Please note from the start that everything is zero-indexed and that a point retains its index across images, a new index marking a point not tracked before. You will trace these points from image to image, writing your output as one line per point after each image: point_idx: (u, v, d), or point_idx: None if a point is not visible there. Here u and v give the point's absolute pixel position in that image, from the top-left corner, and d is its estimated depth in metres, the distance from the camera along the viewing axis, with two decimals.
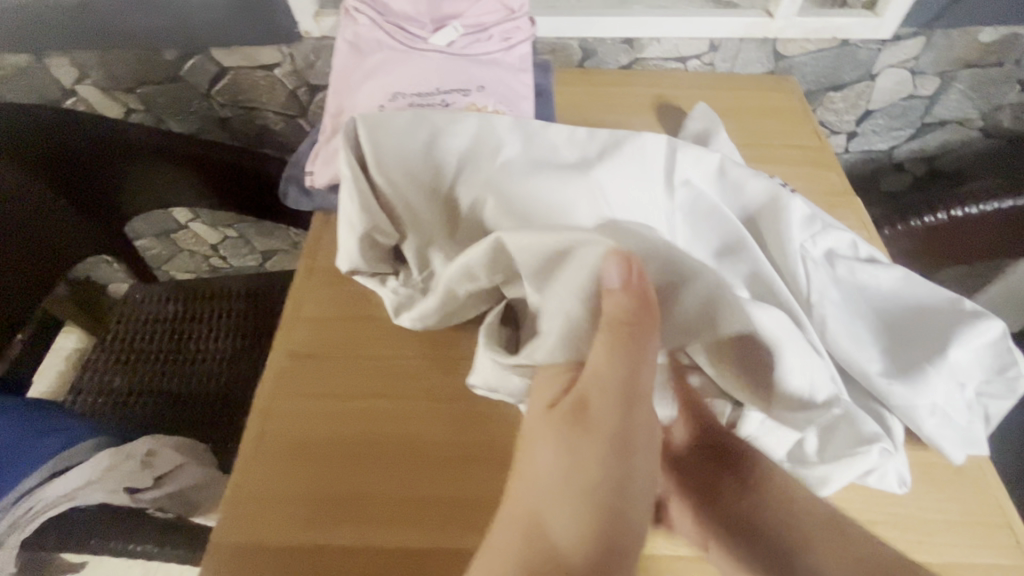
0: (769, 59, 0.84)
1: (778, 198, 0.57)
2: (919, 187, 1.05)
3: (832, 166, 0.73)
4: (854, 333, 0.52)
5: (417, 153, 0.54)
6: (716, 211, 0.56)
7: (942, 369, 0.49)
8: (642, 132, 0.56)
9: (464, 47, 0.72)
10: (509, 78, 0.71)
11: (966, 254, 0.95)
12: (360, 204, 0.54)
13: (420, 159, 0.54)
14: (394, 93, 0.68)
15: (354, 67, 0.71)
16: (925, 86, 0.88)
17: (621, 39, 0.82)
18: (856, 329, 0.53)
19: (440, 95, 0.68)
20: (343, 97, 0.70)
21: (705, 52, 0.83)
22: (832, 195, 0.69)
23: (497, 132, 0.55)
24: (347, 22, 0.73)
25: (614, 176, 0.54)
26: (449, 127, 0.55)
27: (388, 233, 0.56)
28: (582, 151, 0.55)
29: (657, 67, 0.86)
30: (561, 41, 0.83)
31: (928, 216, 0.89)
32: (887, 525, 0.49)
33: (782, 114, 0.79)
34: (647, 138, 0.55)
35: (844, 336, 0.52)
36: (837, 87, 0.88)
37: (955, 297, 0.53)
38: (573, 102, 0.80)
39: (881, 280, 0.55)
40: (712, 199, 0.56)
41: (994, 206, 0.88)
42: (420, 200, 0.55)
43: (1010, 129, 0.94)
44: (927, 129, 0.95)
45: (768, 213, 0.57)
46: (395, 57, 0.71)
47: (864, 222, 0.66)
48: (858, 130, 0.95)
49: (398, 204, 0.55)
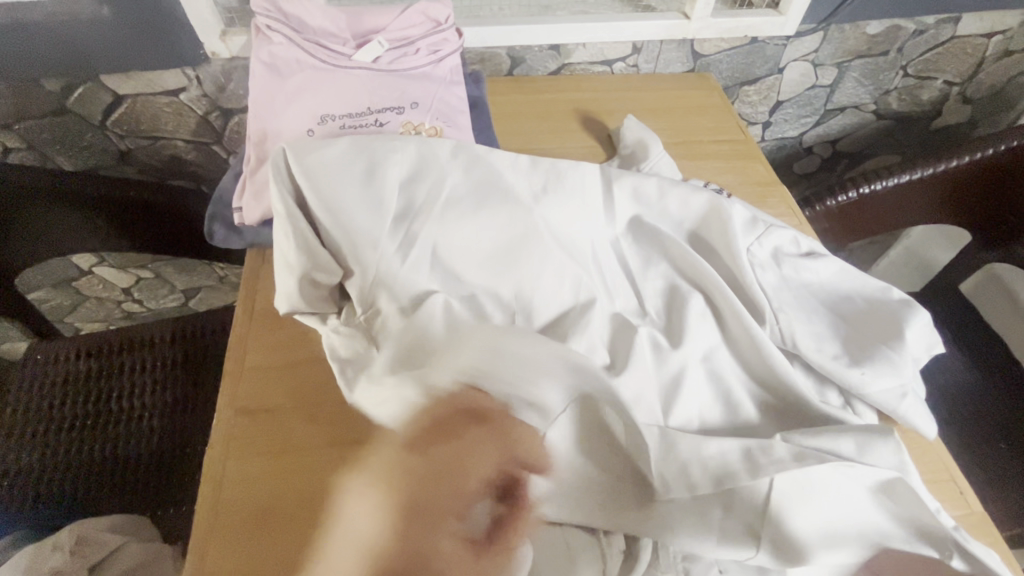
0: (688, 59, 0.87)
1: (718, 206, 0.59)
2: (827, 167, 1.14)
3: (758, 157, 0.77)
4: (814, 329, 0.57)
5: (359, 190, 0.51)
6: (656, 232, 0.59)
7: (897, 354, 0.54)
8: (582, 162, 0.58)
9: (391, 62, 0.69)
10: (442, 92, 0.69)
11: (878, 228, 1.04)
12: (300, 245, 0.50)
13: (363, 195, 0.51)
14: (322, 116, 0.65)
15: (274, 89, 0.66)
16: (826, 76, 0.95)
17: (548, 45, 0.82)
18: (815, 325, 0.57)
19: (372, 116, 0.66)
20: (265, 121, 0.66)
21: (629, 54, 0.85)
22: (761, 186, 0.73)
23: (441, 165, 0.54)
24: (260, 41, 0.68)
25: (564, 209, 0.56)
26: (389, 159, 0.52)
27: (330, 272, 0.51)
28: (528, 181, 0.55)
29: (585, 71, 0.87)
30: (488, 50, 0.82)
31: (840, 195, 0.97)
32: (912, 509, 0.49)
33: (707, 110, 0.83)
34: (587, 168, 0.58)
35: (806, 333, 0.56)
36: (751, 81, 0.93)
37: (885, 287, 0.60)
38: (508, 112, 0.79)
39: (822, 274, 0.61)
40: (653, 222, 0.59)
41: (898, 179, 0.96)
42: (363, 235, 0.50)
43: (897, 110, 1.04)
44: (830, 115, 1.03)
45: (712, 221, 0.60)
46: (318, 77, 0.67)
47: (793, 209, 0.71)
48: (771, 120, 1.02)
49: (340, 241, 0.50)
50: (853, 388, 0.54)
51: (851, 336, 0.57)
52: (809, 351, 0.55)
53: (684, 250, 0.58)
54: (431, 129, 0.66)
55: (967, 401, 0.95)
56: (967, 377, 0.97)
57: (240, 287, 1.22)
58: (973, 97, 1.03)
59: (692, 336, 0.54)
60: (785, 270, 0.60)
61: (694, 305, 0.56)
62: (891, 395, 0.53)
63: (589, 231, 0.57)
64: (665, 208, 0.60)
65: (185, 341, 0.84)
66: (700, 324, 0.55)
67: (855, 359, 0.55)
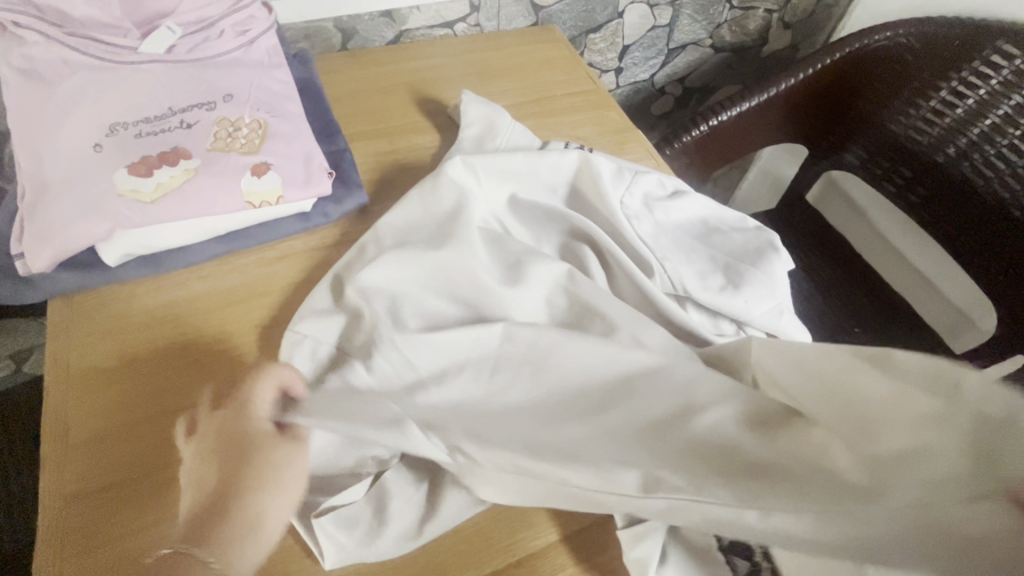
0: (529, 12, 0.85)
1: (587, 161, 0.60)
2: (682, 104, 1.19)
3: (613, 105, 0.77)
4: (697, 268, 0.58)
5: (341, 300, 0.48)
6: (541, 209, 0.59)
7: (765, 274, 0.58)
8: (452, 161, 0.56)
9: (190, 50, 0.59)
10: (261, 77, 0.60)
11: (735, 155, 1.11)
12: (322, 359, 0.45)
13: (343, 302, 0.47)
14: (110, 125, 0.53)
15: (38, 100, 0.53)
16: (663, 16, 0.98)
17: (378, 13, 0.76)
18: (698, 264, 0.58)
19: (176, 117, 0.54)
20: (33, 140, 0.52)
21: (468, 13, 0.81)
22: (620, 133, 0.74)
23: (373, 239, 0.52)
24: (6, 43, 0.55)
25: (436, 207, 0.54)
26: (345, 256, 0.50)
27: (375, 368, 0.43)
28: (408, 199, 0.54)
29: (425, 37, 0.81)
30: (312, 24, 0.73)
31: (693, 130, 1.02)
32: None
33: (557, 63, 0.81)
34: (459, 165, 0.56)
35: (691, 275, 0.57)
36: (595, 29, 0.93)
37: (740, 215, 0.64)
38: (350, 92, 0.72)
39: (689, 212, 0.63)
40: (536, 203, 0.59)
41: (739, 108, 1.03)
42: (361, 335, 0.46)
43: (732, 42, 1.10)
44: (675, 54, 1.07)
45: (583, 177, 0.61)
46: (96, 79, 0.55)
47: (652, 152, 0.72)
48: (623, 65, 1.03)
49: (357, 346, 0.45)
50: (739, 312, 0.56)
51: (733, 265, 0.59)
52: (697, 289, 0.56)
53: (568, 216, 0.58)
54: (254, 124, 0.56)
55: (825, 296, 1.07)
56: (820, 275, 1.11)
57: None
58: (792, 21, 1.12)
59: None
60: (657, 215, 0.61)
61: (594, 273, 0.56)
62: (771, 313, 0.57)
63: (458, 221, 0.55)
64: (536, 179, 0.59)
65: None
66: (597, 286, 0.55)
67: (738, 283, 0.57)
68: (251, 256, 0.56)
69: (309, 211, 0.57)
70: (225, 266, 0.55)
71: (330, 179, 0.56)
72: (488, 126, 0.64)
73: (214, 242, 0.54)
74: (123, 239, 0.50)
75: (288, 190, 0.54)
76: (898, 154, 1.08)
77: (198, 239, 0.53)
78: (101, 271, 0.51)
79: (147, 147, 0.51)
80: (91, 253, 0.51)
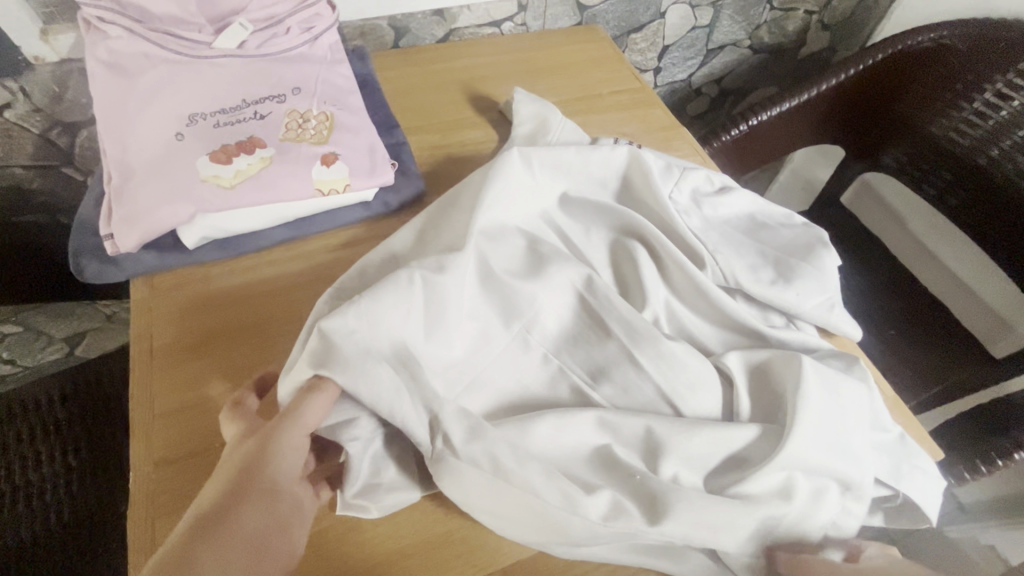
0: (574, 12, 0.87)
1: (638, 157, 0.61)
2: (718, 105, 1.20)
3: (658, 103, 0.78)
4: (748, 263, 0.59)
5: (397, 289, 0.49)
6: (592, 202, 0.60)
7: (816, 270, 0.59)
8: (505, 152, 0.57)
9: (260, 46, 0.62)
10: (325, 72, 0.63)
11: (771, 156, 1.11)
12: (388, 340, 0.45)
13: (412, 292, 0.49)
14: (190, 116, 0.56)
15: (122, 91, 0.56)
16: (704, 17, 0.99)
17: (431, 11, 0.78)
18: (748, 259, 0.59)
19: (250, 108, 0.57)
20: (119, 129, 0.55)
21: (516, 12, 0.83)
22: (665, 130, 0.75)
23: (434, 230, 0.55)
24: (93, 37, 0.58)
25: (495, 201, 0.55)
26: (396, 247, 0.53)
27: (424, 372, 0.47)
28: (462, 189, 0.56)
29: (474, 35, 0.83)
30: (368, 22, 0.76)
31: (732, 130, 1.02)
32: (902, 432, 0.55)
33: (602, 61, 0.83)
34: (512, 156, 0.57)
35: (742, 269, 0.58)
36: (637, 29, 0.94)
37: (788, 212, 0.65)
38: (403, 87, 0.74)
39: (737, 208, 0.64)
40: (585, 196, 0.60)
41: (778, 109, 1.03)
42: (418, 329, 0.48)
43: (770, 43, 1.11)
44: (713, 55, 1.08)
45: (634, 173, 0.62)
46: (175, 72, 0.58)
47: (698, 148, 0.73)
48: (661, 65, 1.04)
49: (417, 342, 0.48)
50: (789, 305, 0.57)
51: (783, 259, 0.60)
52: (748, 283, 0.57)
53: (621, 211, 0.60)
54: (321, 117, 0.58)
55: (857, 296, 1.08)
56: (851, 275, 1.11)
57: None
58: (831, 23, 1.12)
59: (641, 292, 0.56)
60: (705, 211, 0.62)
61: (645, 264, 0.57)
62: (821, 308, 0.58)
63: (514, 214, 0.57)
64: (588, 172, 0.61)
65: (88, 387, 0.75)
66: (652, 280, 0.57)
67: (788, 276, 0.58)
68: (317, 242, 0.58)
69: (371, 200, 0.59)
70: (293, 250, 0.57)
71: (392, 169, 0.59)
72: (541, 124, 0.66)
73: (284, 227, 0.56)
74: (203, 223, 0.52)
75: (354, 179, 0.56)
76: (938, 157, 1.07)
77: (270, 224, 0.55)
78: (181, 253, 0.54)
79: (225, 136, 0.54)
80: (172, 236, 0.54)
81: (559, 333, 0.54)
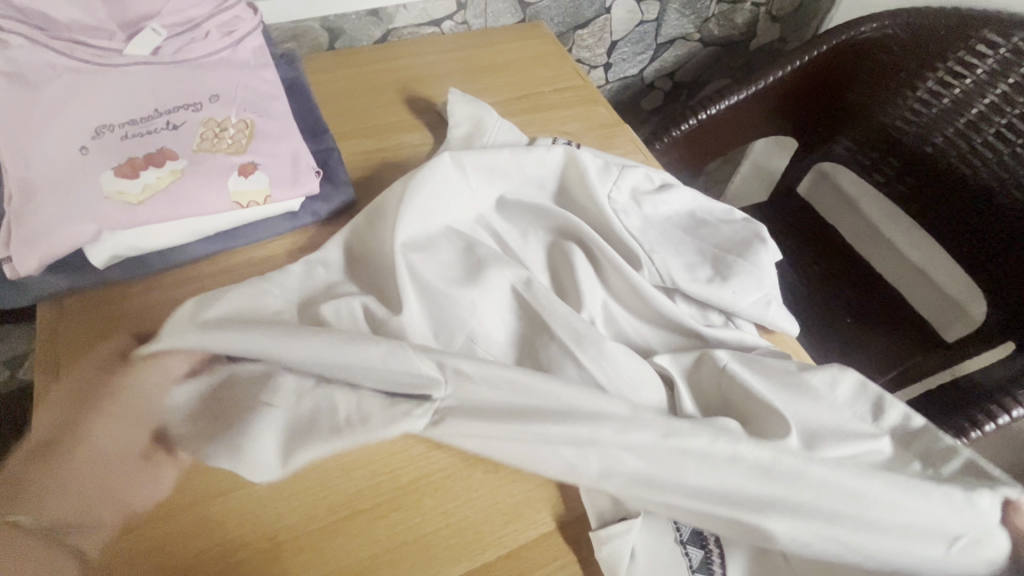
0: (516, 9, 0.85)
1: (573, 156, 0.60)
2: (672, 99, 1.19)
3: (600, 100, 0.77)
4: (685, 261, 0.58)
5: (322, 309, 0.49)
6: (525, 205, 0.59)
7: (753, 265, 0.58)
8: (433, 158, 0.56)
9: (175, 52, 0.59)
10: (247, 78, 0.60)
11: (724, 149, 1.11)
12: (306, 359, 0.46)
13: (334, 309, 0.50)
14: (97, 128, 0.53)
15: (22, 103, 0.53)
16: (650, 11, 0.98)
17: (365, 11, 0.76)
18: (685, 258, 0.59)
19: (163, 118, 0.54)
20: (19, 144, 0.52)
21: (455, 11, 0.81)
22: (607, 128, 0.74)
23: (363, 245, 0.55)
24: None
25: (425, 209, 0.54)
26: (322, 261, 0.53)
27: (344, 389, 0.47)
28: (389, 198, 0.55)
29: (413, 35, 0.81)
30: (299, 24, 0.73)
31: (683, 124, 1.02)
32: None
33: (545, 59, 0.81)
34: (439, 162, 0.56)
35: (679, 268, 0.57)
36: (582, 25, 0.93)
37: (728, 208, 0.64)
38: (338, 91, 0.72)
39: (676, 205, 0.63)
40: (520, 199, 0.59)
41: (728, 103, 1.03)
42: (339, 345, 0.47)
43: (720, 36, 1.10)
44: (663, 49, 1.07)
45: (569, 173, 0.61)
46: (82, 81, 0.55)
47: (640, 145, 0.72)
48: (611, 61, 1.03)
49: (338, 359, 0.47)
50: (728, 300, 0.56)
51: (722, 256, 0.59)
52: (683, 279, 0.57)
53: (557, 212, 0.59)
54: (240, 125, 0.56)
55: (811, 285, 1.09)
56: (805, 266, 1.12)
57: None
58: (779, 14, 1.13)
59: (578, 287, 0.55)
60: (644, 209, 0.61)
61: (581, 265, 0.56)
62: (759, 305, 0.57)
63: (444, 220, 0.56)
64: (523, 174, 0.60)
65: None
66: (588, 281, 0.56)
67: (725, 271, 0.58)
68: (240, 256, 0.56)
69: (297, 210, 0.57)
70: (215, 266, 0.55)
71: (318, 178, 0.57)
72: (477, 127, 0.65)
73: (202, 242, 0.54)
74: (111, 240, 0.50)
75: (276, 189, 0.54)
76: (887, 145, 1.08)
77: (187, 239, 0.53)
78: (90, 273, 0.51)
79: (134, 148, 0.51)
80: (80, 256, 0.51)
81: (492, 342, 0.52)
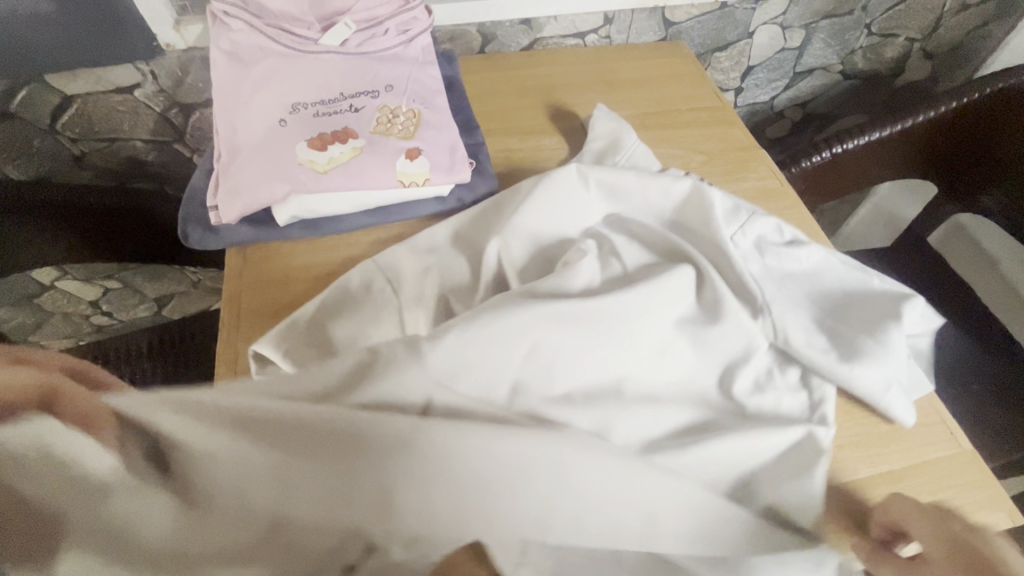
0: (659, 28, 0.87)
1: (700, 191, 0.59)
2: (799, 130, 1.15)
3: (737, 123, 0.77)
4: (801, 321, 0.55)
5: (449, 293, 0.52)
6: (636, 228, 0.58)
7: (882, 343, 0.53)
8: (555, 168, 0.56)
9: (360, 44, 0.66)
10: (416, 73, 0.66)
11: (851, 187, 1.06)
12: None
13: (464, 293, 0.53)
14: (293, 105, 0.60)
15: (236, 78, 0.62)
16: (794, 39, 0.96)
17: (519, 20, 0.80)
18: (802, 319, 0.55)
19: (346, 101, 0.61)
20: (232, 113, 0.60)
21: (601, 25, 0.84)
22: (743, 151, 0.73)
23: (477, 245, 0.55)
24: (218, 29, 0.64)
25: (557, 221, 0.55)
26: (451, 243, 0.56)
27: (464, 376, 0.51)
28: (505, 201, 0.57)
29: (558, 45, 0.85)
30: (459, 28, 0.79)
31: (814, 156, 0.98)
32: (964, 487, 0.50)
33: (683, 78, 0.82)
34: (560, 173, 0.56)
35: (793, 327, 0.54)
36: (722, 47, 0.93)
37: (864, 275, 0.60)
38: (485, 92, 0.77)
39: (804, 261, 0.59)
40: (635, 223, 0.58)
41: (867, 138, 0.98)
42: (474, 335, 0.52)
43: (864, 69, 1.06)
44: (800, 78, 1.04)
45: (691, 208, 0.59)
46: (284, 64, 0.63)
47: (776, 171, 0.71)
48: (744, 85, 1.02)
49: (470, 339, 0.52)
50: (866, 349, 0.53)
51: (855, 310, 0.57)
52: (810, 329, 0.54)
53: (688, 241, 0.57)
54: (409, 113, 0.61)
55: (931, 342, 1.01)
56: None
57: (215, 291, 1.18)
58: (935, 52, 1.06)
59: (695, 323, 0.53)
60: (768, 259, 0.59)
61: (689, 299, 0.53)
62: (877, 388, 0.52)
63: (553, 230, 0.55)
64: (646, 200, 0.59)
65: (167, 349, 0.84)
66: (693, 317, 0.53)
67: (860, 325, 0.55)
68: (391, 231, 0.61)
69: (446, 196, 0.62)
70: (370, 236, 0.61)
71: (469, 169, 0.62)
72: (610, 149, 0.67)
73: (363, 214, 0.60)
74: (294, 203, 0.57)
75: (434, 174, 0.59)
76: None
77: (351, 210, 0.59)
78: (271, 229, 0.58)
79: (323, 125, 0.58)
80: (266, 213, 0.58)
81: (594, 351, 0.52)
